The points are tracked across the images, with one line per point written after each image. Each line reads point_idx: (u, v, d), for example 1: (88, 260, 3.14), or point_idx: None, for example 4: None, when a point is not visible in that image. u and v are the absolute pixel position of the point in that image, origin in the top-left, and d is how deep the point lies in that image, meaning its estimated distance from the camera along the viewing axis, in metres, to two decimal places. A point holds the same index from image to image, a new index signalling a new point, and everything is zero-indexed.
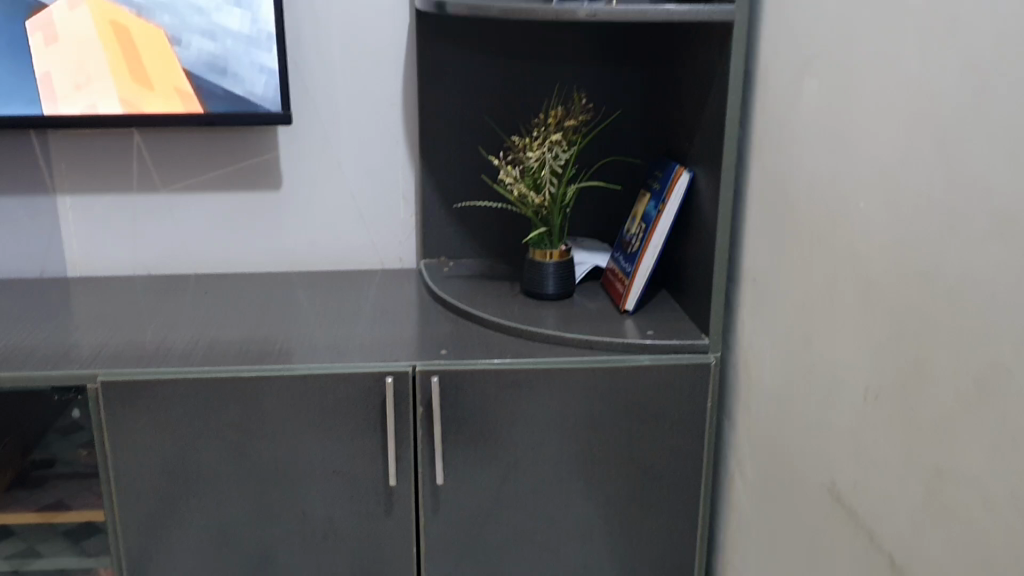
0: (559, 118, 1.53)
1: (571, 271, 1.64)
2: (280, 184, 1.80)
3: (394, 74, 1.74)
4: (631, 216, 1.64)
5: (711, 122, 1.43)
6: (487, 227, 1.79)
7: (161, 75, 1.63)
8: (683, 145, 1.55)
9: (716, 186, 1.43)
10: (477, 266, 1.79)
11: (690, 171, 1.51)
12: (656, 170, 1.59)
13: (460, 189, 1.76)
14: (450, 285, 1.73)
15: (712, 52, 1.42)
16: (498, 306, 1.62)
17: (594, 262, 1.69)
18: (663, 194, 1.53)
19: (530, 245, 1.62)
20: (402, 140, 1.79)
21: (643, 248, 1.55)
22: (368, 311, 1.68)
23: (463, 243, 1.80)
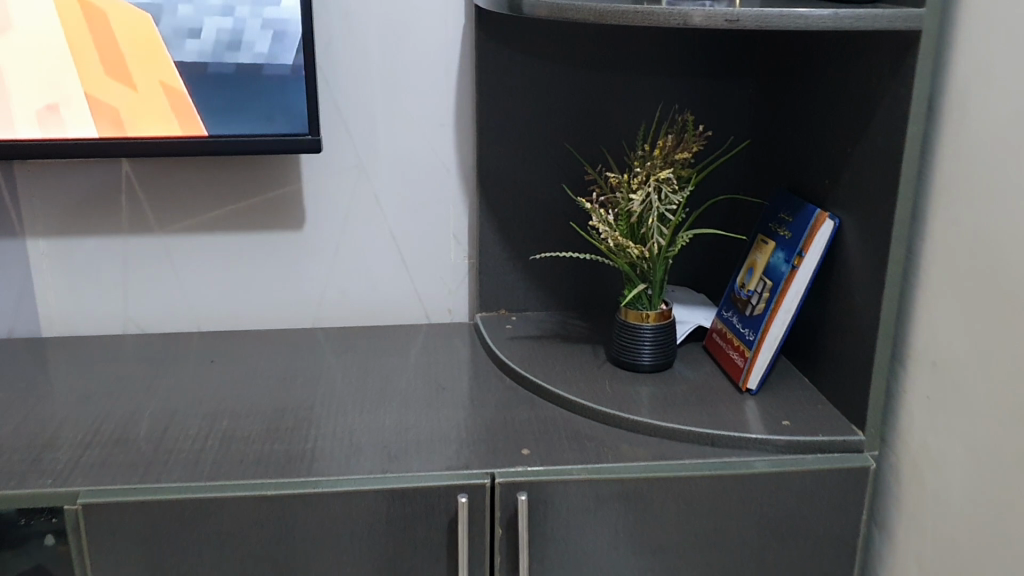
0: (667, 150, 1.22)
1: (672, 336, 1.32)
2: (302, 223, 1.47)
3: (444, 88, 1.42)
4: (747, 266, 1.32)
5: (868, 160, 1.11)
6: (557, 273, 1.48)
7: (149, 69, 1.30)
8: (818, 183, 1.23)
9: (878, 241, 1.10)
10: (546, 323, 1.47)
11: (835, 218, 1.19)
12: (784, 211, 1.27)
13: (525, 227, 1.45)
14: (516, 348, 1.41)
15: (871, 68, 1.09)
16: (583, 380, 1.29)
17: (697, 320, 1.39)
18: (800, 245, 1.21)
19: (623, 305, 1.30)
20: (452, 168, 1.47)
21: (772, 312, 1.23)
22: (416, 381, 1.36)
23: (529, 292, 1.49)
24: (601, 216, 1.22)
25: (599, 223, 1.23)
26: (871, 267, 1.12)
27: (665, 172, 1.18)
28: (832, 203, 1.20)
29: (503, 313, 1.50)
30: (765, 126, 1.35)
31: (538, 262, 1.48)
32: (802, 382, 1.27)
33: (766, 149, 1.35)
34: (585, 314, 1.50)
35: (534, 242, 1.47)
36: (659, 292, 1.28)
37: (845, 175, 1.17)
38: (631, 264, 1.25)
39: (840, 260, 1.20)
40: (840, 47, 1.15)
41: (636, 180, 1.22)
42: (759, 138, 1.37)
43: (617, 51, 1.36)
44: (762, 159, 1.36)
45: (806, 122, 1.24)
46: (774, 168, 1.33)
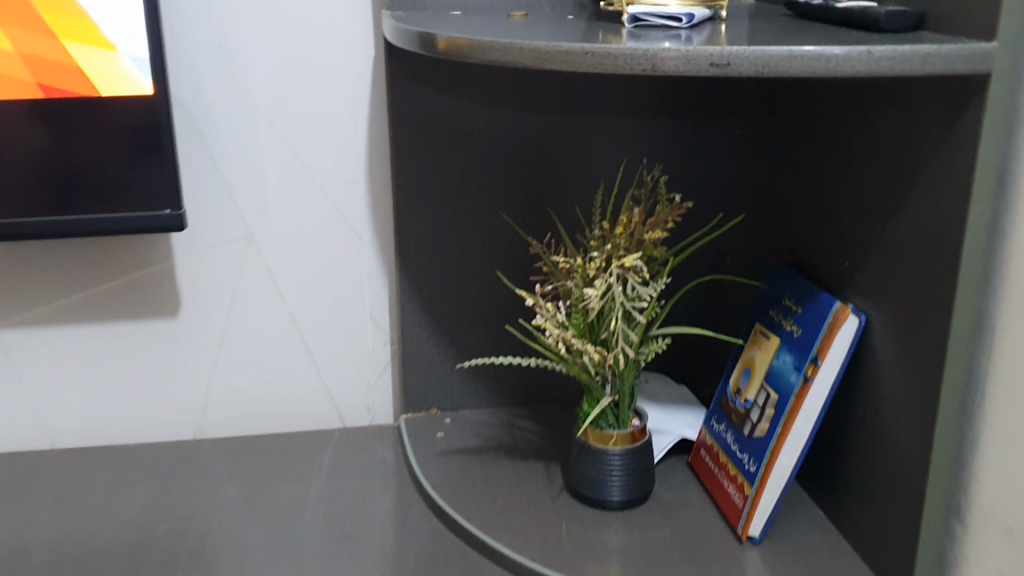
0: (634, 225, 0.91)
1: (648, 465, 1.02)
2: (174, 311, 1.15)
3: (351, 138, 1.11)
4: (744, 368, 1.03)
5: (907, 246, 0.82)
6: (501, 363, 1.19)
7: None
8: (834, 265, 0.94)
9: (925, 355, 0.81)
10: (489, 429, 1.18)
11: (862, 315, 0.89)
12: (791, 301, 0.97)
13: (460, 309, 1.16)
14: (448, 467, 1.10)
15: (910, 122, 0.80)
16: (532, 522, 0.99)
17: (678, 430, 1.09)
18: (817, 353, 0.91)
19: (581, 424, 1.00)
20: (366, 237, 1.16)
21: (781, 441, 0.93)
22: (320, 516, 1.05)
23: (466, 387, 1.19)
24: (547, 315, 0.91)
25: (543, 324, 0.91)
26: (914, 390, 0.83)
27: (632, 257, 0.87)
28: (855, 293, 0.91)
29: (434, 415, 1.19)
30: (762, 182, 1.06)
31: (478, 350, 1.18)
32: (817, 521, 0.98)
33: (765, 211, 1.06)
34: (537, 413, 1.20)
35: (472, 326, 1.17)
36: (627, 408, 0.99)
37: (874, 259, 0.87)
38: (589, 375, 0.94)
39: (868, 369, 0.91)
40: (868, 89, 0.85)
41: (594, 266, 0.90)
42: (756, 197, 1.08)
43: (572, 91, 1.07)
44: (760, 224, 1.07)
45: (818, 184, 0.94)
46: (775, 238, 1.04)
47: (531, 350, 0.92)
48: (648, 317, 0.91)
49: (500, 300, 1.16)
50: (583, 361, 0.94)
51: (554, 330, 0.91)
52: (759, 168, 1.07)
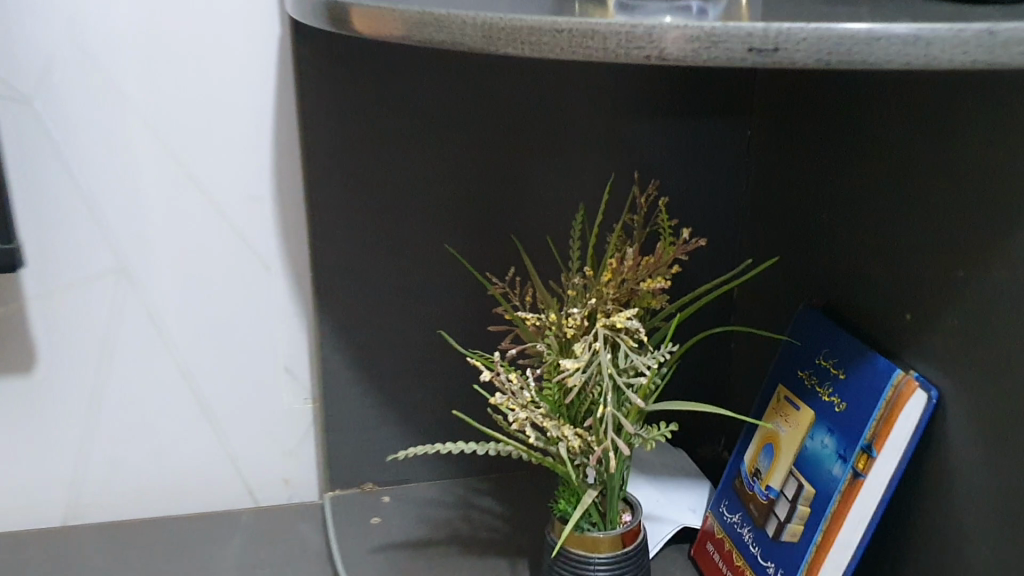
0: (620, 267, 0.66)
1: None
2: (30, 369, 0.90)
3: (252, 143, 0.86)
4: (767, 443, 0.79)
5: (1006, 301, 0.59)
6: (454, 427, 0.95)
7: None
8: (888, 317, 0.71)
9: None
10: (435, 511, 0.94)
11: (933, 389, 0.66)
12: (831, 359, 0.73)
13: (400, 362, 0.91)
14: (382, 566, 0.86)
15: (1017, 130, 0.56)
16: None
17: (678, 516, 0.85)
18: (873, 442, 0.67)
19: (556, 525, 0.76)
20: (277, 269, 0.91)
21: (824, 555, 0.70)
22: None
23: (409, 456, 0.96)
24: (509, 394, 0.66)
25: (504, 404, 0.67)
26: (1016, 495, 0.60)
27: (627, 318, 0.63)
28: (918, 358, 0.68)
29: (368, 491, 0.95)
30: (784, 201, 0.83)
31: (421, 413, 0.94)
32: None
33: (787, 239, 0.83)
34: (495, 486, 0.96)
35: (417, 380, 0.93)
36: (616, 504, 0.75)
37: (951, 316, 0.64)
38: (566, 469, 0.70)
39: (935, 460, 0.68)
40: (945, 87, 0.62)
41: (571, 324, 0.66)
42: (775, 219, 0.84)
43: (538, 86, 0.83)
44: (779, 254, 0.84)
45: (867, 212, 0.72)
46: (800, 274, 0.81)
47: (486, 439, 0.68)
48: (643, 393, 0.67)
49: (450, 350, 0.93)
50: (556, 448, 0.70)
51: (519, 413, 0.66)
52: (778, 182, 0.84)
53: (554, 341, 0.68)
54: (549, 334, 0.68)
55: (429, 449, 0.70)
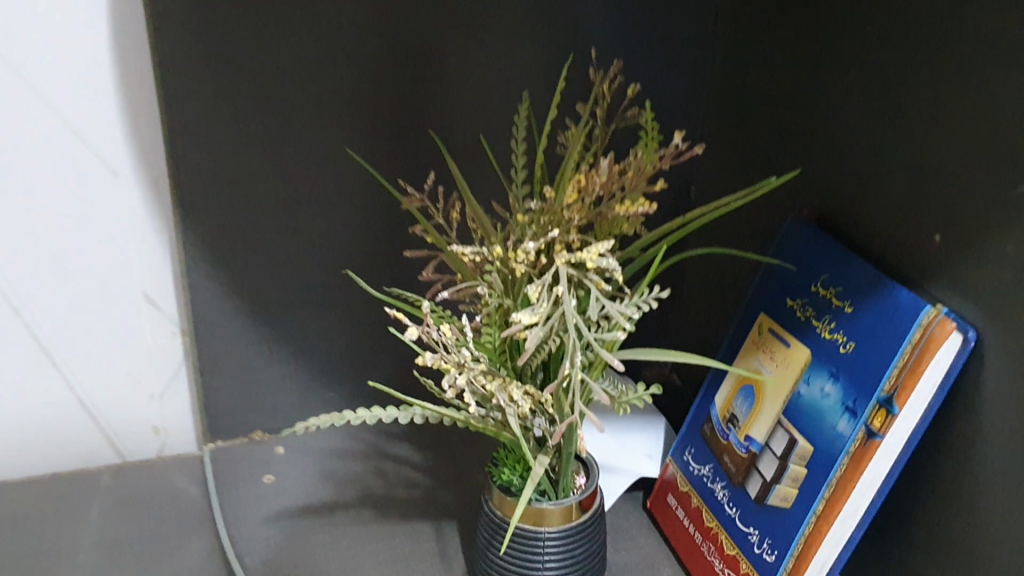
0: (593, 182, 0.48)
1: (594, 552, 0.64)
2: None
3: (83, 12, 0.65)
4: (744, 383, 0.66)
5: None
6: (362, 362, 0.82)
7: None
8: (907, 240, 0.57)
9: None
10: (350, 466, 0.79)
11: (970, 329, 0.53)
12: (836, 288, 0.60)
13: (294, 283, 0.77)
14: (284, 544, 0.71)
15: None
16: None
17: (630, 463, 0.73)
18: (894, 394, 0.54)
19: (494, 496, 0.62)
20: (127, 176, 0.71)
21: (824, 526, 0.58)
22: None
23: (309, 396, 0.82)
24: (441, 351, 0.50)
25: (434, 363, 0.51)
26: None
27: (597, 256, 0.47)
28: (946, 292, 0.55)
29: (258, 442, 0.82)
30: (771, 97, 0.69)
31: (328, 340, 0.80)
32: None
33: (774, 143, 0.69)
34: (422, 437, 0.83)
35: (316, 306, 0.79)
36: (570, 470, 0.61)
37: (998, 243, 0.51)
38: (513, 438, 0.55)
39: (962, 416, 0.55)
40: None
41: (522, 259, 0.50)
42: (760, 117, 0.70)
43: None
44: (765, 162, 0.70)
45: (873, 110, 0.58)
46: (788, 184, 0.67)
47: (412, 407, 0.53)
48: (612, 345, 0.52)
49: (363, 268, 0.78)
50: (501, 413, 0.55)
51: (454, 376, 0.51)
52: (765, 74, 0.70)
53: (498, 279, 0.52)
54: (495, 271, 0.52)
55: (339, 417, 0.54)
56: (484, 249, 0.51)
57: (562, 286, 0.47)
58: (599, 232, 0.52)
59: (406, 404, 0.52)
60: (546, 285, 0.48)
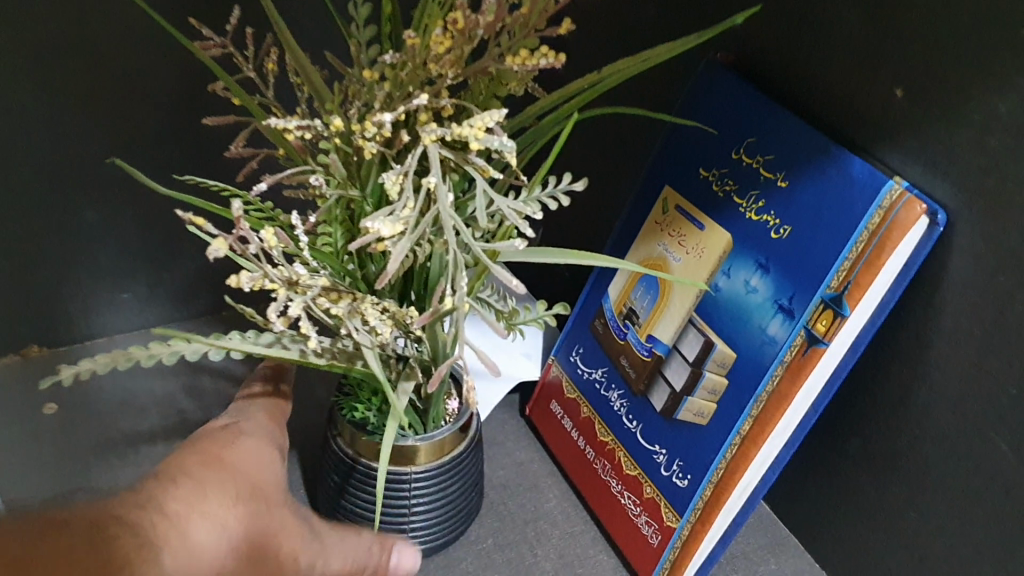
0: (475, 22, 0.33)
1: (469, 488, 0.53)
2: None
3: None
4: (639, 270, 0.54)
5: None
6: (159, 236, 0.67)
7: None
8: (855, 96, 0.45)
9: None
10: (160, 384, 0.64)
11: (939, 210, 0.42)
12: (768, 157, 0.48)
13: (61, 151, 0.60)
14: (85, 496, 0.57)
15: None
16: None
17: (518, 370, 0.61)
18: (844, 293, 0.44)
19: (344, 433, 0.49)
20: None
21: (750, 449, 0.48)
22: None
23: (98, 286, 0.67)
24: (262, 268, 0.36)
25: (253, 285, 0.36)
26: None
27: (482, 131, 0.32)
28: (906, 163, 0.44)
29: (35, 359, 0.66)
30: None
31: (120, 219, 0.65)
32: (756, 546, 0.57)
33: None
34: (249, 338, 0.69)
35: (99, 181, 0.62)
36: (439, 397, 0.48)
37: (985, 103, 0.40)
38: (367, 372, 0.42)
39: (920, 312, 0.45)
40: None
41: (371, 137, 0.35)
42: None
43: None
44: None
45: None
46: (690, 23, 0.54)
47: (226, 347, 0.38)
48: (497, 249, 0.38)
49: (161, 126, 0.63)
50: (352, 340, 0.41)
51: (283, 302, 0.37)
52: None
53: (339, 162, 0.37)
54: (333, 150, 0.36)
55: (123, 359, 0.39)
56: (314, 123, 0.35)
57: (432, 176, 0.33)
58: (480, 92, 0.37)
59: (217, 342, 0.38)
60: (409, 175, 0.33)
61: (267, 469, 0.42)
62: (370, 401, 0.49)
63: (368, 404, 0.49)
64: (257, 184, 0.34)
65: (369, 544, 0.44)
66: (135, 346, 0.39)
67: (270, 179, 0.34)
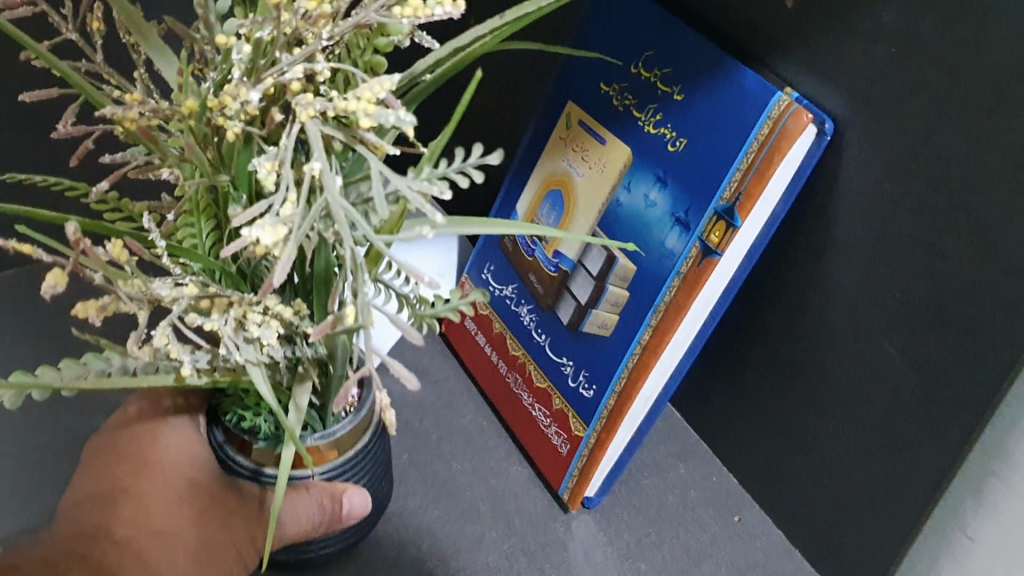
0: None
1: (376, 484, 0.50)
2: None
3: None
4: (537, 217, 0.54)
5: None
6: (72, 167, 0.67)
7: None
8: (747, 6, 0.45)
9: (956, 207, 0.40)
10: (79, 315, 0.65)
11: (827, 119, 0.43)
12: (666, 70, 0.48)
13: None
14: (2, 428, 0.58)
15: None
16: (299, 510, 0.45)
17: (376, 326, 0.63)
18: (735, 204, 0.44)
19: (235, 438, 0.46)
20: None
21: (650, 361, 0.49)
22: None
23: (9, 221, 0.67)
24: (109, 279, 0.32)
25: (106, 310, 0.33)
26: (919, 268, 0.42)
27: (373, 106, 0.25)
28: (796, 73, 0.45)
29: None
30: None
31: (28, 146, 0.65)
32: (671, 454, 0.59)
33: None
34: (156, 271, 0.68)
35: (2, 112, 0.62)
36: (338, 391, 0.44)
37: (870, 12, 0.40)
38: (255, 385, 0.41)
39: (813, 224, 0.46)
40: None
41: (234, 116, 0.29)
42: None
43: None
44: None
45: None
46: None
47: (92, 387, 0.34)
48: (393, 231, 0.33)
49: (64, 47, 0.62)
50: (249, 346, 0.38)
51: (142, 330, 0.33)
52: None
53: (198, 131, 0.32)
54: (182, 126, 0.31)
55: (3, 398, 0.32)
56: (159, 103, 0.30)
57: (314, 161, 0.27)
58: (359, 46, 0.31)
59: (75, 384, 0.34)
60: (286, 163, 0.27)
61: (196, 464, 0.46)
62: (257, 407, 0.46)
63: (256, 412, 0.46)
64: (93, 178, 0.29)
65: (316, 498, 0.45)
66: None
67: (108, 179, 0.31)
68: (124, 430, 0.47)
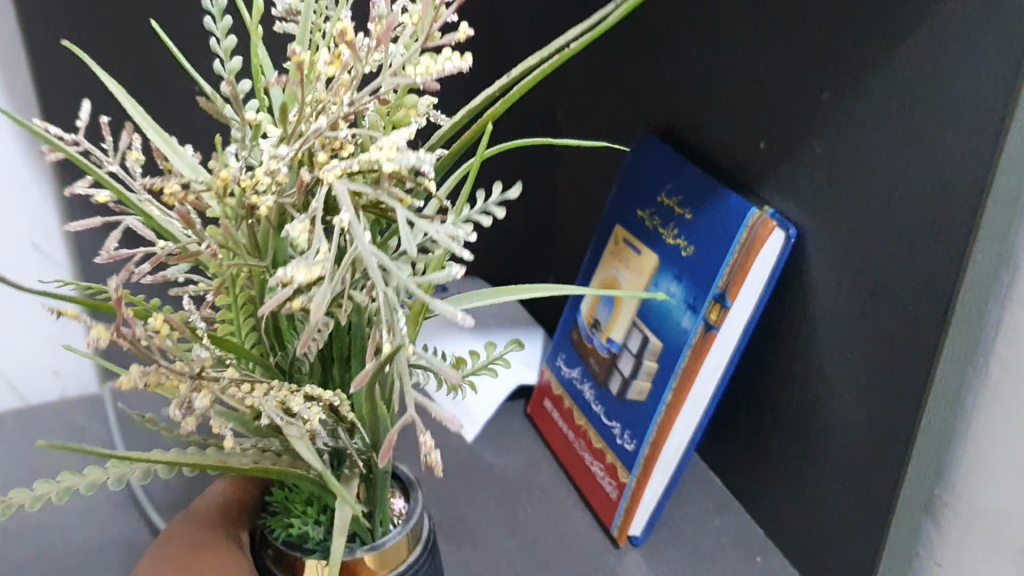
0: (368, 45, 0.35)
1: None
2: None
3: None
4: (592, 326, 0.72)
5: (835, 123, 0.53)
6: None
7: None
8: (735, 150, 0.62)
9: (875, 281, 0.53)
10: None
11: (792, 228, 0.58)
12: (681, 197, 0.65)
13: None
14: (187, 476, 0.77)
15: None
16: None
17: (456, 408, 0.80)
18: (726, 290, 0.60)
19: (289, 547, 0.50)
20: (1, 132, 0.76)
21: (671, 416, 0.63)
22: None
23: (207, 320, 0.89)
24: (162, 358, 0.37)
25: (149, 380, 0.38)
26: (860, 331, 0.55)
27: (395, 151, 0.34)
28: (767, 193, 0.60)
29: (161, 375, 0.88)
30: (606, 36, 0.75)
31: None
32: (712, 509, 0.70)
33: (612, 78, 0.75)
34: None
35: None
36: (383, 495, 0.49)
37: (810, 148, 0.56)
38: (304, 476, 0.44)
39: (792, 307, 0.61)
40: None
41: (265, 190, 0.36)
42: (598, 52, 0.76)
43: None
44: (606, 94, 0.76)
45: (683, 43, 0.64)
46: (629, 110, 0.72)
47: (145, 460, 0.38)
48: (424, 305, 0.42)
49: None
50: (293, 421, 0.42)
51: (185, 397, 0.39)
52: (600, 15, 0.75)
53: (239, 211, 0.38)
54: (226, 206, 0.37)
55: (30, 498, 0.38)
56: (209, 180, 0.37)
57: (345, 213, 0.34)
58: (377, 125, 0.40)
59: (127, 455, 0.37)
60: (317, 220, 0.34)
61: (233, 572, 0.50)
62: (308, 517, 0.50)
63: (306, 521, 0.50)
64: (133, 261, 0.35)
65: None
66: (17, 490, 0.38)
67: (154, 264, 0.36)
68: (173, 549, 0.51)
